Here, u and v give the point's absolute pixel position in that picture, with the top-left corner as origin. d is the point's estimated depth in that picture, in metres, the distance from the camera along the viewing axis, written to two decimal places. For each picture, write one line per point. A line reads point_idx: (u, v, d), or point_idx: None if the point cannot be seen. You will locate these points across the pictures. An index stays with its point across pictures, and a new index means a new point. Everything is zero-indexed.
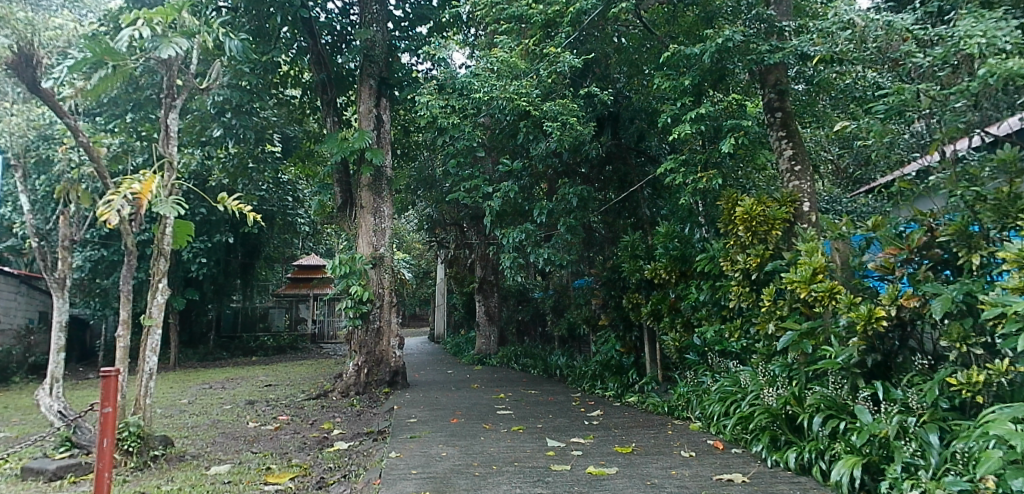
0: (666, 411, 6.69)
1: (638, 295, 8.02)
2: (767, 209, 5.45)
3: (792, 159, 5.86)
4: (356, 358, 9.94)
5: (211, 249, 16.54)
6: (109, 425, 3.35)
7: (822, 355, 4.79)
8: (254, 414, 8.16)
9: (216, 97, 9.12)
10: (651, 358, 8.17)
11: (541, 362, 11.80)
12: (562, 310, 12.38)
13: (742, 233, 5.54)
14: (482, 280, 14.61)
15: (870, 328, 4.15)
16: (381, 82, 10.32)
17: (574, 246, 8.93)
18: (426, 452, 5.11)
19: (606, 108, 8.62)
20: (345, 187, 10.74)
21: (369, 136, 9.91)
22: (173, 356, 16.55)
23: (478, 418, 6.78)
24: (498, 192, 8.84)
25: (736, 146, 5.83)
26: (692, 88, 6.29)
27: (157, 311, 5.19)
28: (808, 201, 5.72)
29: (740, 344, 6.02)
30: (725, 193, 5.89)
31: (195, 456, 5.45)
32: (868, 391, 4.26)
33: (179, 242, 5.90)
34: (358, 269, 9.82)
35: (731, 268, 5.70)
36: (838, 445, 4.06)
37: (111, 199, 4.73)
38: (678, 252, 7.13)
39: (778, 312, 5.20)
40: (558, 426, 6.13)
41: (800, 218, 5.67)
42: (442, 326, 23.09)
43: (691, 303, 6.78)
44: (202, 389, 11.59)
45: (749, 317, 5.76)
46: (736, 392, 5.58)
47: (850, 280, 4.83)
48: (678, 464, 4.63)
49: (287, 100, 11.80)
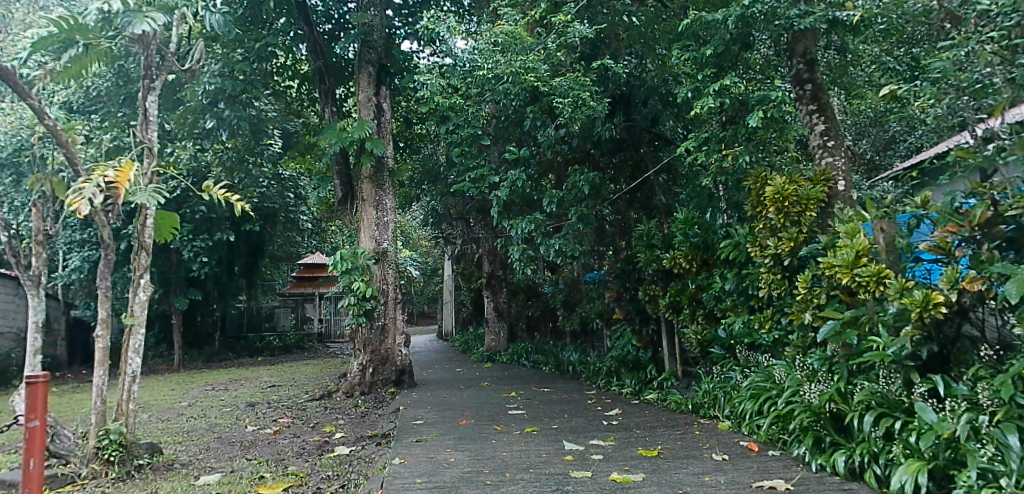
0: (689, 409, 6.23)
1: (655, 286, 7.58)
2: (801, 188, 4.95)
3: (824, 133, 5.37)
4: (361, 357, 9.54)
5: (214, 247, 16.19)
6: (36, 443, 3.06)
7: (868, 346, 4.34)
8: (253, 417, 7.77)
9: (207, 86, 8.80)
10: (670, 352, 7.74)
11: (554, 359, 11.39)
12: (574, 304, 11.96)
13: (773, 215, 5.05)
14: (490, 275, 14.21)
15: (927, 316, 3.73)
16: (380, 68, 9.91)
17: (588, 236, 8.48)
18: (432, 458, 4.68)
19: (618, 87, 8.16)
20: (346, 179, 10.33)
21: (370, 125, 9.51)
22: (177, 358, 16.28)
23: (488, 419, 6.36)
24: (505, 181, 8.41)
25: (764, 121, 5.31)
26: (714, 58, 5.82)
27: (140, 309, 4.81)
28: (843, 180, 5.24)
29: (771, 336, 5.59)
30: (753, 172, 5.40)
31: (184, 465, 5.06)
32: (926, 386, 3.85)
33: (163, 235, 5.54)
34: (361, 264, 9.35)
35: (761, 254, 5.23)
36: (896, 447, 3.63)
37: (82, 187, 4.40)
38: (700, 239, 6.65)
39: (816, 300, 4.74)
40: (575, 426, 5.71)
41: (835, 197, 5.19)
42: (450, 323, 22.81)
43: (715, 294, 6.31)
44: (204, 390, 11.24)
45: (780, 306, 5.31)
46: (769, 388, 5.14)
47: (897, 264, 4.38)
48: (711, 469, 4.18)
49: (285, 93, 11.42)
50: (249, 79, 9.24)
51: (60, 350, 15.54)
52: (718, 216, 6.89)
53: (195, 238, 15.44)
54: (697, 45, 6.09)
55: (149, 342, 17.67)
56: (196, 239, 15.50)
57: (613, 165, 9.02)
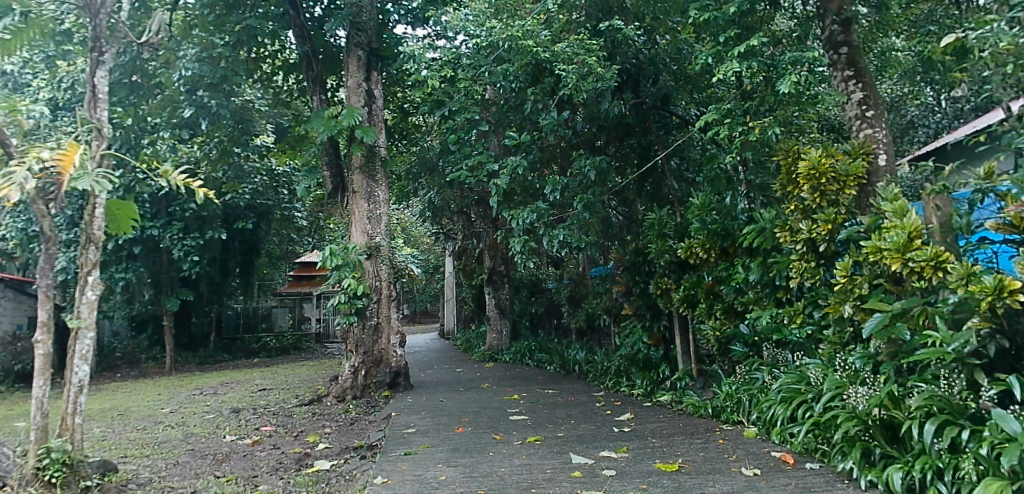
0: (709, 413, 5.60)
1: (667, 279, 6.98)
2: (839, 163, 4.37)
3: (861, 102, 4.76)
4: (353, 359, 8.93)
5: (204, 246, 15.61)
6: None
7: (923, 343, 3.74)
8: (234, 425, 7.19)
9: (183, 72, 8.26)
10: (684, 350, 7.17)
11: (558, 358, 10.80)
12: (579, 300, 11.36)
13: (806, 194, 4.46)
14: (492, 270, 13.56)
15: (1000, 305, 3.14)
16: (371, 52, 9.22)
17: (594, 226, 7.88)
18: (419, 476, 4.08)
19: (626, 63, 7.57)
20: (336, 170, 9.73)
21: (360, 112, 8.86)
22: (169, 361, 15.75)
23: (487, 427, 5.76)
24: (504, 168, 7.81)
25: (795, 88, 4.71)
26: (737, 19, 5.24)
27: (86, 310, 4.22)
28: (885, 154, 4.63)
29: (803, 332, 4.97)
30: (783, 147, 4.78)
31: (141, 485, 4.49)
32: (998, 388, 3.19)
33: (121, 226, 4.94)
34: (352, 260, 8.73)
35: (791, 239, 4.66)
36: (966, 463, 2.96)
37: (11, 171, 3.80)
38: (719, 226, 6.02)
39: (857, 291, 4.18)
40: (583, 436, 5.09)
41: (876, 174, 4.59)
42: (451, 321, 22.34)
43: (736, 286, 5.71)
44: (191, 395, 10.70)
45: (813, 298, 4.74)
46: (803, 391, 4.48)
47: (955, 249, 3.81)
48: (743, 488, 3.57)
49: (271, 82, 10.68)
50: (232, 65, 8.56)
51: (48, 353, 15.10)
52: (738, 200, 6.27)
53: (185, 237, 14.91)
54: (717, 5, 5.51)
55: (142, 345, 17.18)
56: (186, 237, 14.94)
57: (619, 151, 8.44)
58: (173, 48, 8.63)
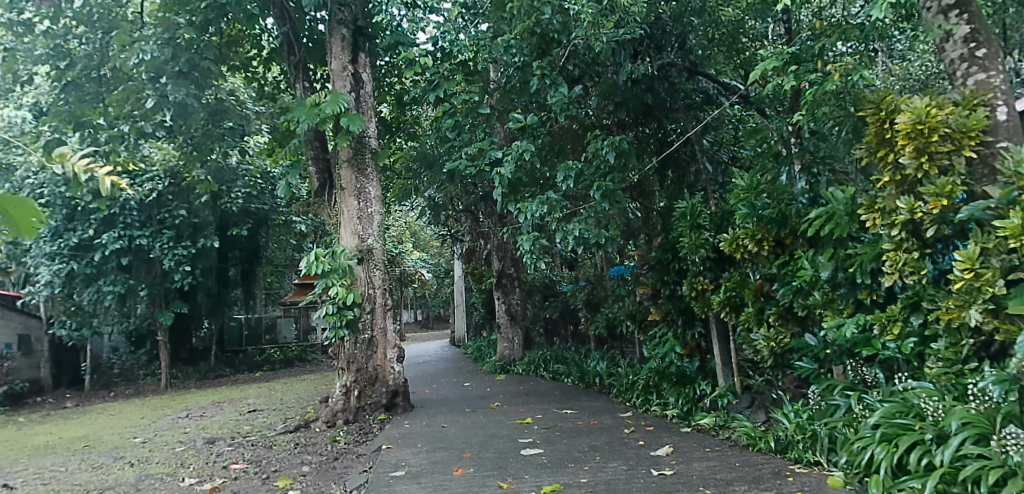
0: (771, 447, 4.43)
1: (704, 278, 5.85)
2: (953, 116, 3.24)
3: (969, 38, 3.64)
4: (345, 378, 7.89)
5: (197, 255, 14.71)
6: None
7: None
8: (202, 461, 6.18)
9: (142, 55, 7.20)
10: (724, 361, 6.02)
11: (576, 369, 9.67)
12: (597, 304, 10.24)
13: (907, 160, 3.32)
14: (502, 273, 12.42)
15: None
16: (356, 30, 8.19)
17: (615, 219, 6.74)
18: None
19: (650, 22, 6.47)
20: (323, 166, 8.71)
21: (346, 98, 7.77)
22: (166, 377, 14.91)
23: (493, 469, 4.64)
24: (509, 154, 6.74)
25: (883, 16, 3.66)
26: None
27: None
28: (1005, 105, 3.46)
29: (900, 346, 3.78)
30: (868, 98, 3.63)
31: None
32: None
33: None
34: (341, 265, 7.67)
35: (883, 222, 3.53)
36: None
37: None
38: (773, 212, 4.88)
39: (989, 290, 3.00)
40: (614, 484, 3.96)
41: (997, 130, 3.42)
42: (462, 328, 21.24)
43: (799, 286, 4.57)
44: (176, 418, 9.74)
45: (913, 300, 3.58)
46: (914, 428, 3.30)
47: None
48: None
49: (250, 71, 9.72)
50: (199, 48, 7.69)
51: (42, 373, 14.62)
52: (793, 181, 5.12)
53: (177, 246, 13.97)
54: None
55: (140, 360, 16.28)
56: (178, 246, 14.06)
57: (636, 137, 7.25)
58: (132, 31, 7.58)
